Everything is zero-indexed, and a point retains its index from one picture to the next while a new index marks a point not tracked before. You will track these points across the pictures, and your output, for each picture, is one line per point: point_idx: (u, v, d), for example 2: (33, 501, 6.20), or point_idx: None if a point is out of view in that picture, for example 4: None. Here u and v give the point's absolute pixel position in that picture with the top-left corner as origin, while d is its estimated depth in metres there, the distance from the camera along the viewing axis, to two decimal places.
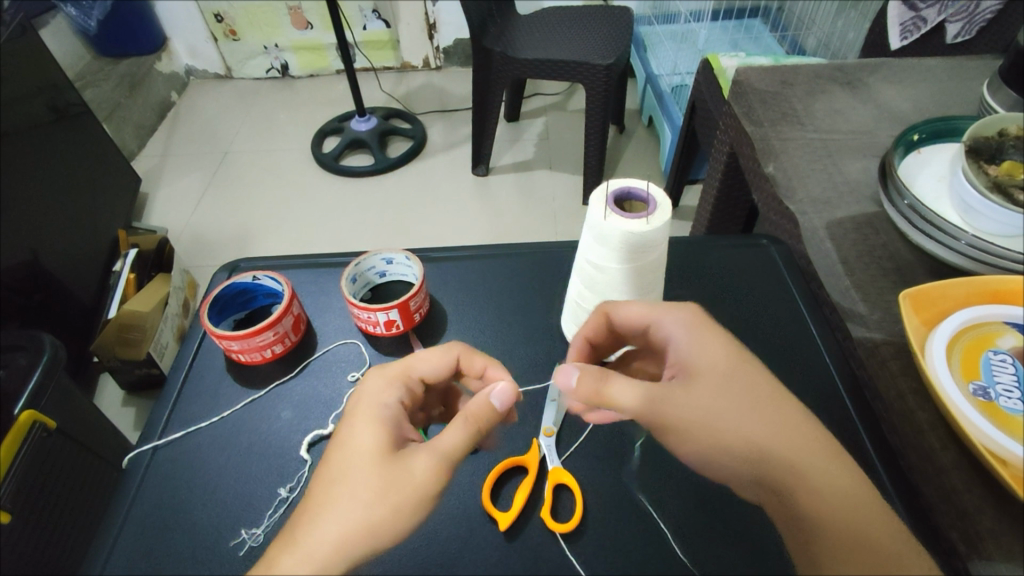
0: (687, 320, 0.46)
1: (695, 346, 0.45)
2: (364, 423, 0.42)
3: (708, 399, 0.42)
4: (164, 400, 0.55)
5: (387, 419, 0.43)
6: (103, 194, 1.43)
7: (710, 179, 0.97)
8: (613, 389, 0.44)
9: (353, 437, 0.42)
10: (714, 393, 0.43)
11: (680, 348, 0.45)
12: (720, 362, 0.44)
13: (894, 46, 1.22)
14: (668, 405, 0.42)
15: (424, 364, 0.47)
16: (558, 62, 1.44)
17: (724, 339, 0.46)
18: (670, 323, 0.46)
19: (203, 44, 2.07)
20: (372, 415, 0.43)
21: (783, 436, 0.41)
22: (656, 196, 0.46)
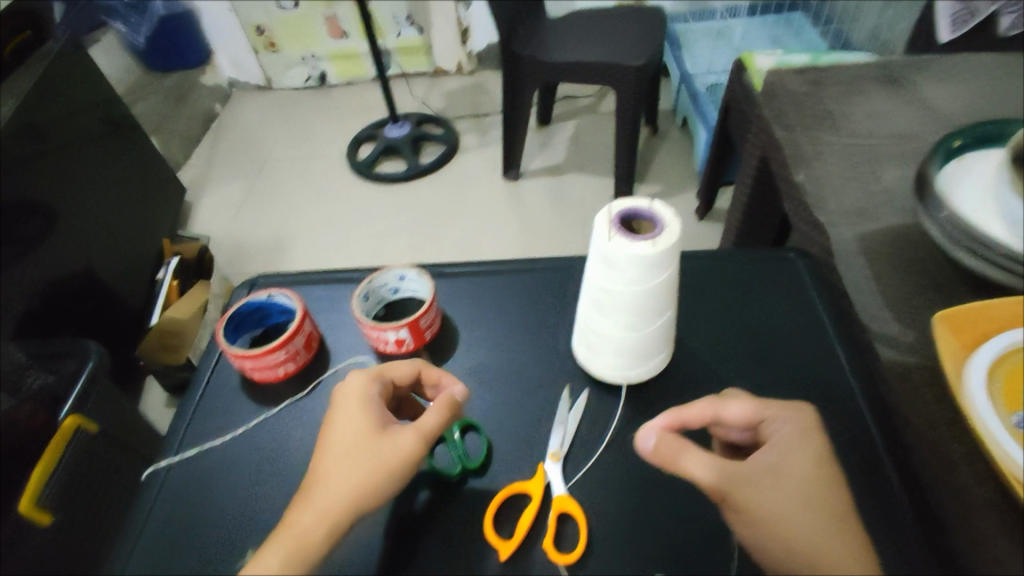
0: (799, 425, 0.46)
1: (798, 451, 0.44)
2: (353, 411, 0.47)
3: (786, 502, 0.42)
4: (181, 416, 0.57)
5: (374, 408, 0.48)
6: (151, 202, 1.50)
7: (741, 187, 0.94)
8: (688, 463, 0.43)
9: (343, 426, 0.46)
10: (797, 499, 0.42)
11: (780, 448, 0.44)
12: (815, 461, 0.44)
13: (943, 38, 1.16)
14: (742, 489, 0.42)
15: (396, 369, 0.51)
16: (588, 66, 1.42)
17: (823, 451, 0.45)
18: (787, 423, 0.46)
19: (245, 56, 2.14)
20: (360, 404, 0.47)
21: (845, 554, 0.40)
22: (664, 216, 0.45)
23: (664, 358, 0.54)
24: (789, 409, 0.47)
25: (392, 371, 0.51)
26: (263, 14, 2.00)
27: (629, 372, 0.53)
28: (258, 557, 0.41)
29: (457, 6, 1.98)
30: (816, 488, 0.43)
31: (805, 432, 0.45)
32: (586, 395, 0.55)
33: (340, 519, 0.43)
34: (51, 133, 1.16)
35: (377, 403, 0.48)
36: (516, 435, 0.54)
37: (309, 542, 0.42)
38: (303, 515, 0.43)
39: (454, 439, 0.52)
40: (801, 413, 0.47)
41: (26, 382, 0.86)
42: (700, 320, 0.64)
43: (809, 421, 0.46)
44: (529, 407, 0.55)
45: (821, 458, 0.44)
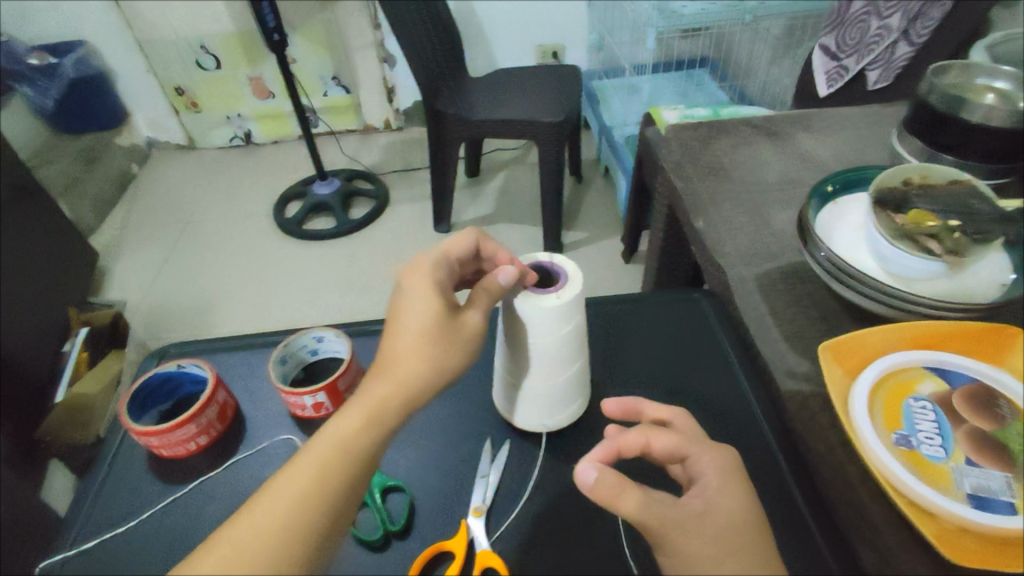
0: (721, 464, 0.45)
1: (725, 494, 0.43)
2: (422, 285, 0.48)
3: (717, 546, 0.41)
4: (80, 503, 0.53)
5: (440, 284, 0.48)
6: (59, 270, 1.42)
7: (653, 233, 1.00)
8: (625, 503, 0.42)
9: (414, 299, 0.47)
10: (726, 544, 0.41)
11: (707, 488, 0.44)
12: (742, 500, 0.43)
13: (822, 93, 1.30)
14: (675, 530, 0.41)
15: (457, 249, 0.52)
16: (511, 121, 1.49)
17: (745, 492, 0.44)
18: (712, 460, 0.45)
19: (165, 117, 2.10)
20: (428, 280, 0.48)
21: None
22: (568, 270, 0.48)
23: (583, 405, 0.56)
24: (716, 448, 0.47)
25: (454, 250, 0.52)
26: (184, 75, 1.99)
27: (549, 421, 0.54)
28: (338, 419, 0.43)
29: (382, 66, 2.04)
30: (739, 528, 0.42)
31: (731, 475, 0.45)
32: (508, 445, 0.56)
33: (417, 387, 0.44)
34: None
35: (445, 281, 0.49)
36: (441, 491, 0.53)
37: (388, 409, 0.43)
38: (382, 384, 0.44)
39: (376, 502, 0.51)
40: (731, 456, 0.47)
41: None
42: (618, 364, 0.66)
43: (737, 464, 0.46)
44: (454, 463, 0.55)
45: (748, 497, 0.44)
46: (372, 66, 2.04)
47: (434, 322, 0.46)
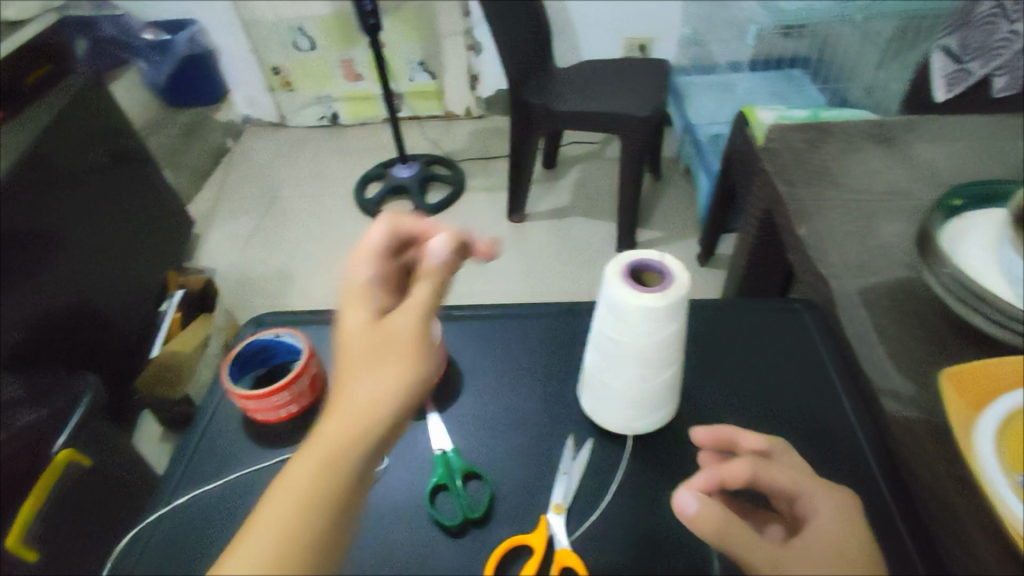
0: (839, 505, 0.43)
1: (849, 540, 0.41)
2: (354, 300, 0.46)
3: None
4: (180, 456, 0.56)
5: (371, 291, 0.46)
6: (159, 233, 1.52)
7: (744, 236, 0.95)
8: (736, 537, 0.40)
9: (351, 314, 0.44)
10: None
11: (822, 528, 0.42)
12: (860, 544, 0.41)
13: (938, 99, 1.17)
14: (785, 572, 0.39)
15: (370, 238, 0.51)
16: (594, 114, 1.46)
17: (861, 535, 0.42)
18: (829, 499, 0.44)
19: (261, 95, 2.20)
20: (360, 291, 0.46)
21: None
22: (672, 268, 0.46)
23: (673, 410, 0.54)
24: (838, 492, 0.45)
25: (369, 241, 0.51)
26: (282, 56, 2.08)
27: (637, 424, 0.53)
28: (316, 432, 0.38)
29: (468, 54, 2.05)
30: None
31: (855, 524, 0.43)
32: (591, 444, 0.55)
33: (388, 392, 0.39)
34: (56, 164, 1.18)
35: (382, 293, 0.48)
36: (517, 482, 0.53)
37: (360, 413, 0.38)
38: (352, 390, 0.40)
39: (457, 487, 0.52)
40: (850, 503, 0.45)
41: (20, 416, 0.77)
42: (704, 371, 0.64)
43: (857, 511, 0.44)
44: (532, 458, 0.55)
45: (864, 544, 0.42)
46: (458, 53, 2.06)
47: (379, 326, 0.43)
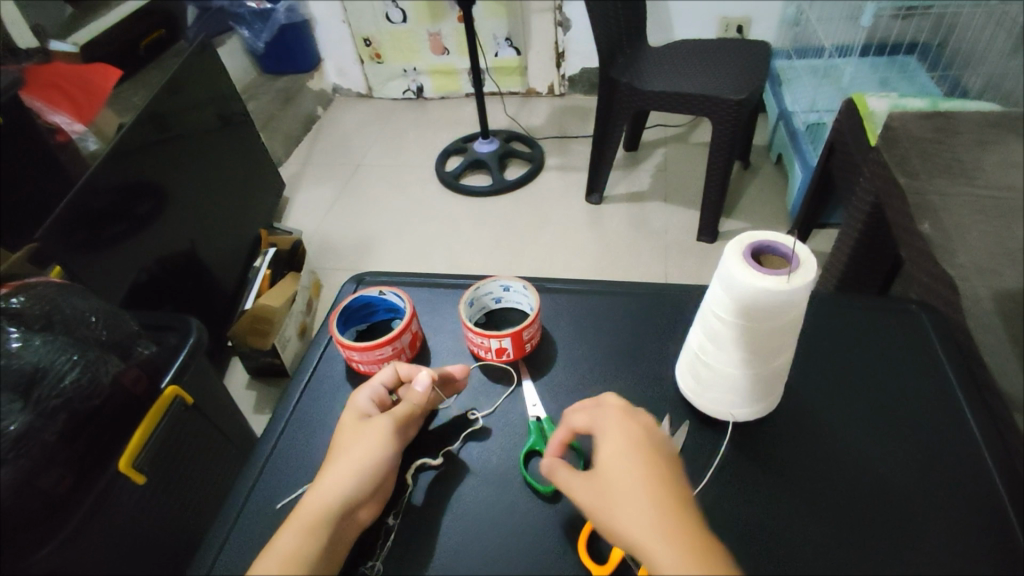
0: (612, 423, 0.49)
1: (622, 461, 0.46)
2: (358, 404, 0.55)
3: (599, 497, 0.46)
4: (289, 400, 0.64)
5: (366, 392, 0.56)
6: (253, 194, 1.60)
7: (847, 231, 0.90)
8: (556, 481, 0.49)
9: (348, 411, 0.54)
10: (606, 494, 0.45)
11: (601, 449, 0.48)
12: (626, 450, 0.47)
13: None
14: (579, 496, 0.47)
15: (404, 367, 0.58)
16: (685, 95, 1.41)
17: (634, 440, 0.47)
18: (607, 420, 0.49)
19: (351, 65, 2.26)
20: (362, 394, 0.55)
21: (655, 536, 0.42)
22: (800, 253, 0.44)
23: (772, 401, 0.54)
24: (628, 422, 0.49)
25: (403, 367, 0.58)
26: (373, 27, 2.11)
27: (732, 406, 0.54)
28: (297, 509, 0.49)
29: (556, 29, 2.02)
30: (629, 496, 0.44)
31: (637, 444, 0.47)
32: (687, 428, 0.56)
33: (350, 486, 0.49)
34: (171, 123, 1.26)
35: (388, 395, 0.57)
36: None
37: (340, 503, 0.48)
38: (327, 478, 0.49)
39: None
40: (657, 438, 0.48)
41: (136, 349, 0.83)
42: (806, 368, 0.62)
43: (658, 442, 0.48)
44: None
45: (634, 450, 0.47)
46: (545, 29, 2.03)
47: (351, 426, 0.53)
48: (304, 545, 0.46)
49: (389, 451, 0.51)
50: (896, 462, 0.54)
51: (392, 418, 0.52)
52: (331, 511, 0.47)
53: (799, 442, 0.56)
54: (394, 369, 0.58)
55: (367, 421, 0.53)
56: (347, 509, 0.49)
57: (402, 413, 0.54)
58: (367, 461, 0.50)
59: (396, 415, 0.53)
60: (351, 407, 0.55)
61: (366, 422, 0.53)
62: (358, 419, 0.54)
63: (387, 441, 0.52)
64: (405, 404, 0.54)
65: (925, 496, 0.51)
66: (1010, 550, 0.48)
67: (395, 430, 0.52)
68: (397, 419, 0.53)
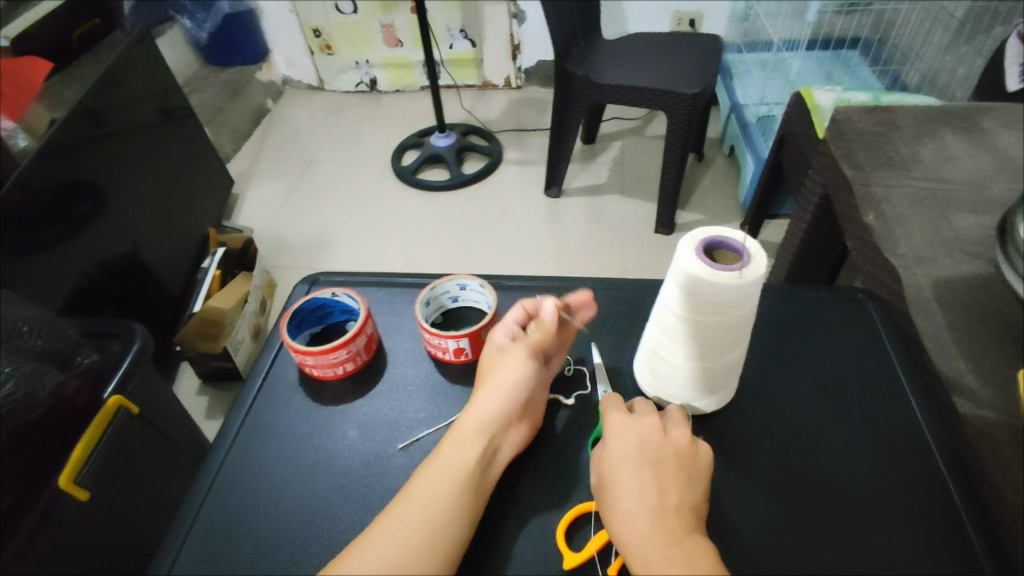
0: (624, 424, 0.50)
1: (621, 470, 0.48)
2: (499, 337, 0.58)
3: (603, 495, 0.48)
4: (240, 406, 0.61)
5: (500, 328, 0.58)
6: (200, 191, 1.54)
7: (796, 224, 0.92)
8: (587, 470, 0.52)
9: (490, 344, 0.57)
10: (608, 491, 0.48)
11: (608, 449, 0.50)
12: (630, 454, 0.48)
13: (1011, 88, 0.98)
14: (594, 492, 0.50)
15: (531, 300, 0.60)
16: (639, 89, 1.42)
17: (640, 443, 0.48)
18: (621, 422, 0.50)
19: (301, 57, 2.19)
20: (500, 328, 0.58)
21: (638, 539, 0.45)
22: (751, 248, 0.45)
23: (728, 392, 0.55)
24: (648, 427, 0.50)
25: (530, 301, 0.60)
26: (323, 17, 2.05)
27: (687, 400, 0.55)
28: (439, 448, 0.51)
29: (511, 22, 2.01)
30: (625, 504, 0.46)
31: (639, 451, 0.48)
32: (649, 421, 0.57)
33: (495, 417, 0.52)
34: (107, 119, 1.19)
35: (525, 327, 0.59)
36: (569, 462, 0.55)
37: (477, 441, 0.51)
38: (468, 422, 0.52)
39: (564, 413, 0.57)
40: (674, 442, 0.49)
41: (75, 359, 0.78)
42: (761, 359, 0.63)
43: (669, 448, 0.48)
44: (582, 431, 0.57)
45: (638, 452, 0.48)
46: (500, 22, 2.01)
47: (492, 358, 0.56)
48: (461, 466, 0.49)
49: (527, 374, 0.54)
50: (846, 447, 0.56)
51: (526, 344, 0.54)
52: (479, 434, 0.51)
53: (756, 431, 0.57)
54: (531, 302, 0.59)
55: (505, 352, 0.55)
56: (492, 433, 0.51)
57: (539, 338, 0.55)
58: (503, 390, 0.52)
59: (529, 343, 0.55)
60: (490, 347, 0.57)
61: (503, 354, 0.55)
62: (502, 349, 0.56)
63: (523, 367, 0.54)
64: (540, 330, 0.55)
65: (872, 478, 0.53)
66: (956, 528, 0.50)
67: (529, 357, 0.54)
68: (534, 346, 0.55)
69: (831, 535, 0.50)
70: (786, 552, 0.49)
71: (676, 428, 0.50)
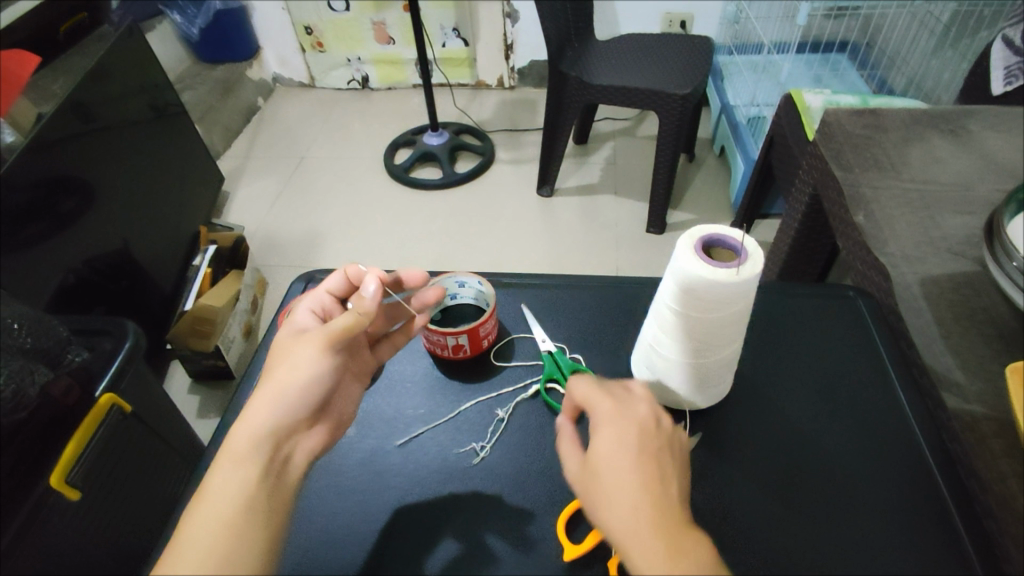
0: (611, 411, 0.47)
1: (617, 459, 0.44)
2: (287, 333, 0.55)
3: (590, 485, 0.45)
4: (236, 405, 0.61)
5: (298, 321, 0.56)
6: (190, 188, 1.53)
7: (787, 224, 0.93)
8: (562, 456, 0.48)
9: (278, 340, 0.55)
10: (595, 482, 0.44)
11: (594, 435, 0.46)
12: (621, 443, 0.45)
13: (996, 92, 1.00)
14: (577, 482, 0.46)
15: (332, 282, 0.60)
16: (632, 89, 1.43)
17: (634, 434, 0.45)
18: (606, 407, 0.47)
19: (292, 54, 2.18)
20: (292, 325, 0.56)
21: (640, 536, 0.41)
22: (748, 246, 0.46)
23: (723, 389, 0.56)
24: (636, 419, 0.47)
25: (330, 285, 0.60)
26: (314, 15, 2.04)
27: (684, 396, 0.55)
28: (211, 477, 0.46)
29: (504, 22, 2.01)
30: (622, 494, 0.43)
31: (635, 440, 0.45)
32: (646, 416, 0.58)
33: (271, 422, 0.48)
34: (96, 113, 1.17)
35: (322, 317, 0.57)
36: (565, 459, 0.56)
37: (261, 457, 0.47)
38: (240, 438, 0.47)
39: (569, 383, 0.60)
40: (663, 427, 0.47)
41: (66, 357, 0.78)
42: (752, 356, 0.64)
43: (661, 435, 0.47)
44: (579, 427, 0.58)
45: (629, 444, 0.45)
46: (493, 21, 2.01)
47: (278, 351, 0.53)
48: (243, 487, 0.45)
49: (324, 366, 0.52)
50: (836, 443, 0.57)
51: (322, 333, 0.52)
52: (257, 441, 0.47)
53: (749, 427, 0.58)
54: (337, 279, 0.60)
55: (297, 338, 0.54)
56: (275, 438, 0.48)
57: (349, 320, 0.53)
58: (292, 382, 0.50)
59: (328, 329, 0.53)
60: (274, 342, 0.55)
61: (295, 342, 0.53)
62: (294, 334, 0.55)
63: (318, 357, 0.51)
64: (350, 313, 0.54)
65: (863, 473, 0.54)
66: (945, 521, 0.51)
67: (328, 343, 0.52)
68: (336, 331, 0.53)
69: (824, 527, 0.51)
70: (778, 544, 0.50)
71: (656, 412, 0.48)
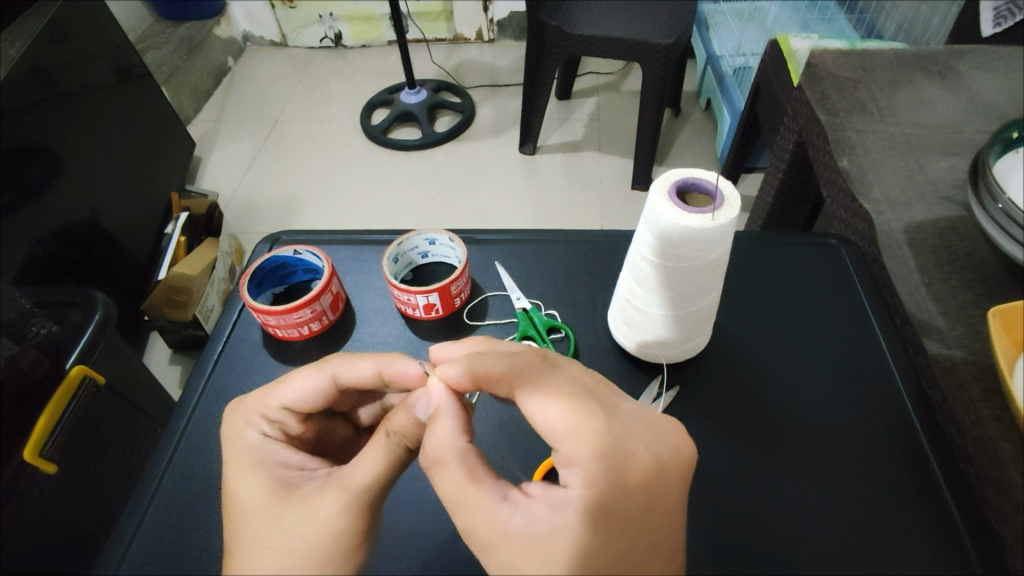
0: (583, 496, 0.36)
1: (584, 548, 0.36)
2: (249, 476, 0.44)
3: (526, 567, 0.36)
4: (201, 370, 0.59)
5: (265, 461, 0.44)
6: (160, 154, 1.47)
7: (771, 173, 0.90)
8: (440, 480, 0.40)
9: (244, 485, 0.43)
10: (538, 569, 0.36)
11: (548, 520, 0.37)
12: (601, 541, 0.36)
13: (985, 33, 0.97)
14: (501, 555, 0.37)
15: (287, 393, 0.47)
16: (614, 39, 1.38)
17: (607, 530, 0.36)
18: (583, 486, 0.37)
19: (260, 10, 2.09)
20: (255, 463, 0.44)
21: None
22: (724, 190, 0.44)
23: (704, 339, 0.55)
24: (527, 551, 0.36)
25: (283, 395, 0.47)
26: None
27: (665, 353, 0.55)
28: None
29: None
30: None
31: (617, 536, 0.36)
32: (667, 387, 0.56)
33: None
34: (56, 79, 1.12)
35: (287, 465, 0.45)
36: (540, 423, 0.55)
37: None
38: None
39: (545, 339, 0.59)
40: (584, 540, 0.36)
41: (30, 329, 0.76)
42: (732, 307, 0.63)
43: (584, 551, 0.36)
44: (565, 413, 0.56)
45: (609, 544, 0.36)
46: None
47: (265, 498, 0.42)
48: None
49: (347, 538, 0.40)
50: (815, 394, 0.56)
51: (342, 497, 0.40)
52: None
53: (730, 377, 0.57)
54: (315, 381, 0.47)
55: (298, 494, 0.42)
56: None
57: (380, 464, 0.42)
58: (299, 561, 0.39)
59: (348, 481, 0.41)
60: (235, 496, 0.43)
61: (291, 497, 0.42)
62: (274, 483, 0.43)
63: (334, 530, 0.40)
64: (378, 452, 0.42)
65: (842, 424, 0.54)
66: (923, 469, 0.51)
67: (352, 504, 0.40)
68: (364, 486, 0.41)
69: (796, 474, 0.51)
70: (751, 493, 0.50)
71: (560, 532, 0.36)
